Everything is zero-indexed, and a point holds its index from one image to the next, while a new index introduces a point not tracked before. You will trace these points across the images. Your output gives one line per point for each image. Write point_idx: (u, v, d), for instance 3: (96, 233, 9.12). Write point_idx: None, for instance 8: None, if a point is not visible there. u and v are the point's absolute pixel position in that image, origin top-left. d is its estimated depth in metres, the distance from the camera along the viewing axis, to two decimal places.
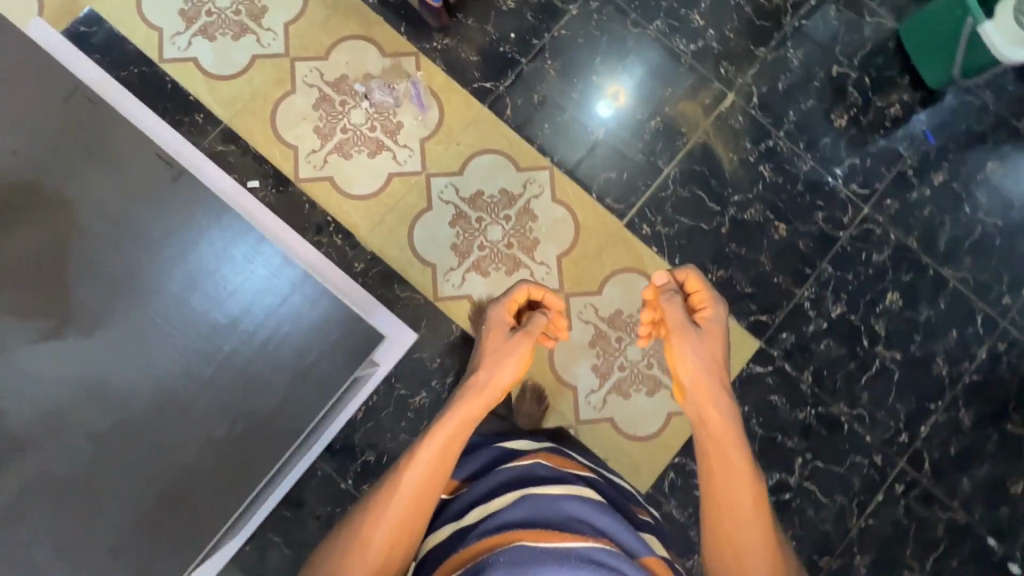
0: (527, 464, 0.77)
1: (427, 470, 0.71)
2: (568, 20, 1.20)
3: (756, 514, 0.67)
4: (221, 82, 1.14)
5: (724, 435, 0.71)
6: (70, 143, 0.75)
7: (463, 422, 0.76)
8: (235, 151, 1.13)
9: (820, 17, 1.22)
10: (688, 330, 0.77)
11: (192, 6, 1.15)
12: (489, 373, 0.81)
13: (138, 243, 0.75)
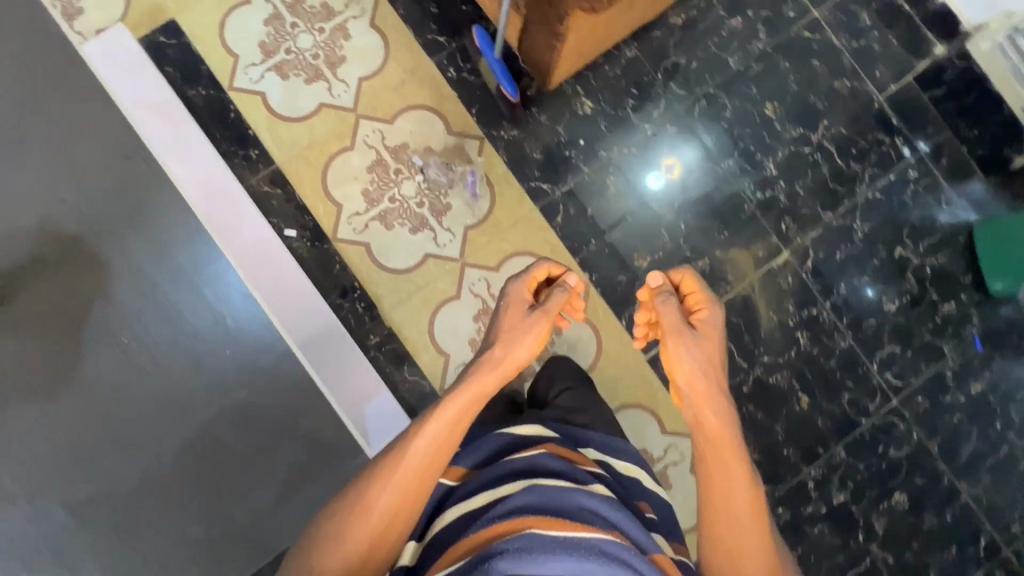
0: (534, 454, 0.66)
1: (435, 442, 0.63)
2: (640, 133, 1.17)
3: (755, 519, 0.62)
4: (283, 121, 1.13)
5: (722, 440, 0.64)
6: (80, 192, 0.74)
7: (476, 397, 0.66)
8: (280, 195, 1.12)
9: (895, 193, 1.18)
10: (682, 331, 0.68)
11: (273, 39, 1.14)
12: (504, 350, 0.69)
13: (146, 296, 0.74)
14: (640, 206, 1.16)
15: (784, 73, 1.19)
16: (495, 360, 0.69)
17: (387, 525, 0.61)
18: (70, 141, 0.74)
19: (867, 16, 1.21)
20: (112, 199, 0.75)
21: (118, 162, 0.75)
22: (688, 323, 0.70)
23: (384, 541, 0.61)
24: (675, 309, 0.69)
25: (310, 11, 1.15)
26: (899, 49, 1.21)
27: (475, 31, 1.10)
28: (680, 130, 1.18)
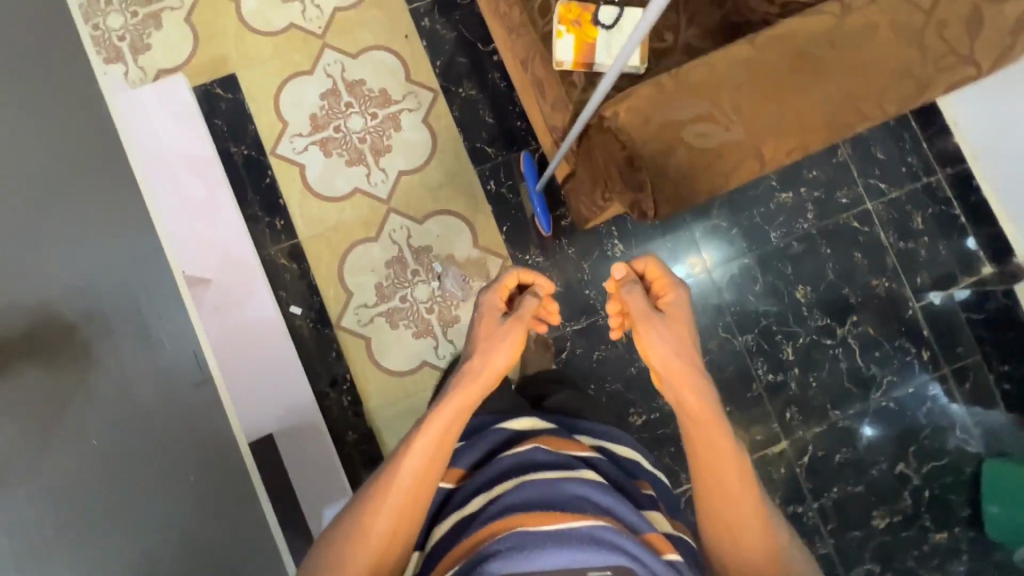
0: (526, 450, 0.65)
1: (428, 454, 0.60)
2: (666, 255, 1.15)
3: (751, 493, 0.57)
4: (315, 198, 1.13)
5: (706, 416, 0.59)
6: (88, 282, 0.73)
7: (462, 407, 0.64)
8: (295, 270, 1.11)
9: (910, 404, 1.14)
10: (652, 316, 0.66)
11: (325, 113, 1.14)
12: (483, 361, 0.69)
13: (121, 399, 0.72)
14: None
15: (823, 258, 1.16)
16: (474, 371, 0.68)
17: (388, 547, 0.57)
18: (97, 229, 0.75)
19: (920, 219, 1.17)
20: (119, 295, 0.75)
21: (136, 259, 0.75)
22: (655, 309, 0.68)
23: (386, 560, 0.57)
24: (640, 294, 0.68)
25: (367, 94, 1.15)
26: (948, 260, 1.17)
27: (522, 158, 1.09)
28: (709, 233, 1.16)
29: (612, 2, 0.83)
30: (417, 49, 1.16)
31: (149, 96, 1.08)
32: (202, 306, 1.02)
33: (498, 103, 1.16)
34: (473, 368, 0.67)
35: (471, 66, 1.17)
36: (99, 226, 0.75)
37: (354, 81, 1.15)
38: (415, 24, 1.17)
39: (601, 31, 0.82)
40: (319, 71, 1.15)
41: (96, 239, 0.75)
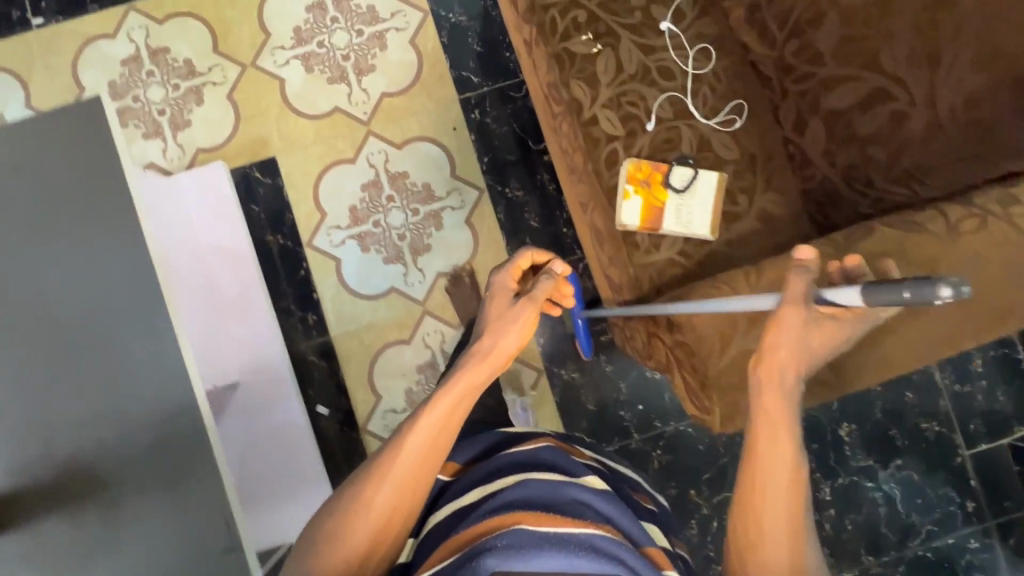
0: (528, 447, 0.64)
1: (431, 436, 0.58)
2: None
3: (795, 500, 0.50)
4: (351, 295, 1.09)
5: (779, 418, 0.53)
6: (120, 430, 0.72)
7: (467, 389, 0.61)
8: (324, 368, 1.08)
9: (948, 554, 1.09)
10: (799, 311, 0.54)
11: (365, 206, 1.10)
12: (491, 340, 0.65)
13: (141, 554, 0.71)
14: (689, 444, 1.10)
15: (873, 394, 1.11)
16: (483, 351, 0.65)
17: (385, 525, 0.55)
18: (126, 377, 0.72)
19: (981, 362, 1.11)
20: (145, 441, 0.72)
21: (168, 414, 0.72)
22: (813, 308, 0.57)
23: (382, 536, 0.55)
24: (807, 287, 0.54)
25: (410, 188, 1.11)
26: (1005, 407, 1.11)
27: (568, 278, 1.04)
28: None
29: (684, 161, 0.77)
30: (465, 144, 1.11)
31: (187, 185, 1.04)
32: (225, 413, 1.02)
33: (546, 207, 1.11)
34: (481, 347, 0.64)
35: (522, 165, 1.11)
36: (129, 371, 0.72)
37: (397, 172, 1.11)
38: (464, 115, 1.11)
39: (670, 193, 0.76)
40: (362, 160, 1.11)
41: (130, 390, 0.72)
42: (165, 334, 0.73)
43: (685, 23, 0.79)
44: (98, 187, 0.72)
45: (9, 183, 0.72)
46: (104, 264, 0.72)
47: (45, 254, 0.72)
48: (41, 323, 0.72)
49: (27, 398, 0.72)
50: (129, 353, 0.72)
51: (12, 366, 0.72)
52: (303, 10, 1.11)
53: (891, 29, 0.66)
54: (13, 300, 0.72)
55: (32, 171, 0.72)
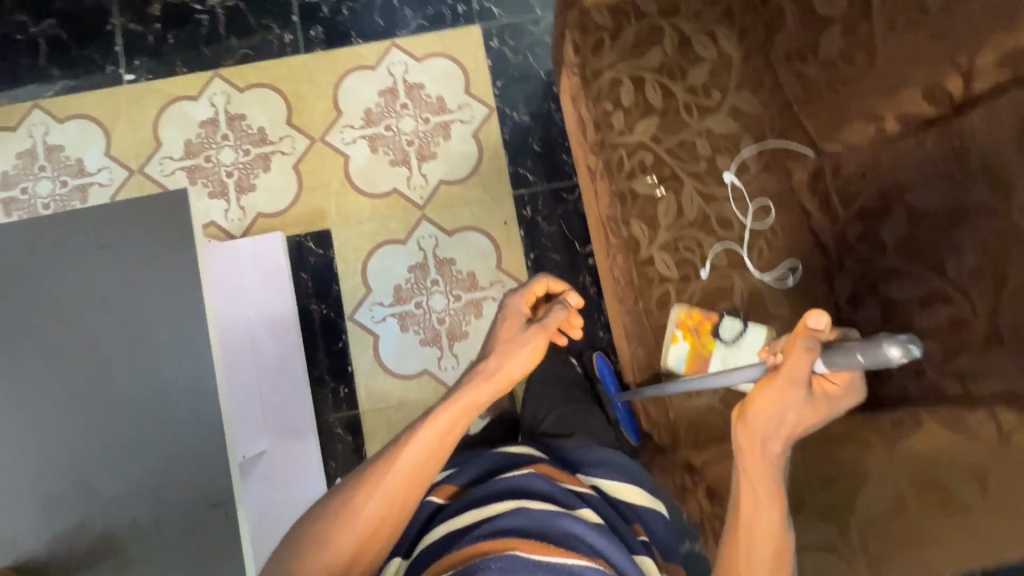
0: (520, 476, 0.61)
1: (427, 449, 0.58)
2: None
3: (774, 551, 0.55)
4: (384, 373, 1.11)
5: (763, 484, 0.57)
6: (151, 510, 0.73)
7: (464, 407, 0.60)
8: (348, 442, 1.09)
9: None
10: (791, 386, 0.55)
11: (410, 286, 1.13)
12: (497, 361, 0.64)
13: None
14: None
15: None
16: (487, 372, 0.63)
17: (371, 535, 0.55)
18: (165, 462, 0.73)
19: None
20: (172, 522, 0.73)
21: (200, 500, 0.73)
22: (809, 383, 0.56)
23: (368, 546, 0.55)
24: (811, 365, 0.53)
25: (455, 274, 1.13)
26: None
27: (597, 360, 1.05)
28: None
29: (735, 314, 0.78)
30: (513, 237, 1.14)
31: (244, 251, 1.08)
32: (249, 478, 1.03)
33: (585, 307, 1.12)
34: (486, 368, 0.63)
35: (565, 265, 1.13)
36: (170, 453, 0.74)
37: (444, 257, 1.14)
38: (516, 210, 1.15)
39: (719, 343, 0.78)
40: (412, 242, 1.14)
41: (168, 474, 0.73)
42: (209, 424, 0.74)
43: (747, 177, 0.81)
44: (171, 268, 0.76)
45: (90, 259, 0.76)
46: (164, 344, 0.75)
47: (109, 331, 0.75)
48: (96, 399, 0.74)
49: (69, 472, 0.73)
50: (173, 435, 0.74)
51: (60, 439, 0.74)
52: (375, 94, 1.17)
53: (960, 235, 0.62)
54: (73, 374, 0.75)
55: (113, 247, 0.76)
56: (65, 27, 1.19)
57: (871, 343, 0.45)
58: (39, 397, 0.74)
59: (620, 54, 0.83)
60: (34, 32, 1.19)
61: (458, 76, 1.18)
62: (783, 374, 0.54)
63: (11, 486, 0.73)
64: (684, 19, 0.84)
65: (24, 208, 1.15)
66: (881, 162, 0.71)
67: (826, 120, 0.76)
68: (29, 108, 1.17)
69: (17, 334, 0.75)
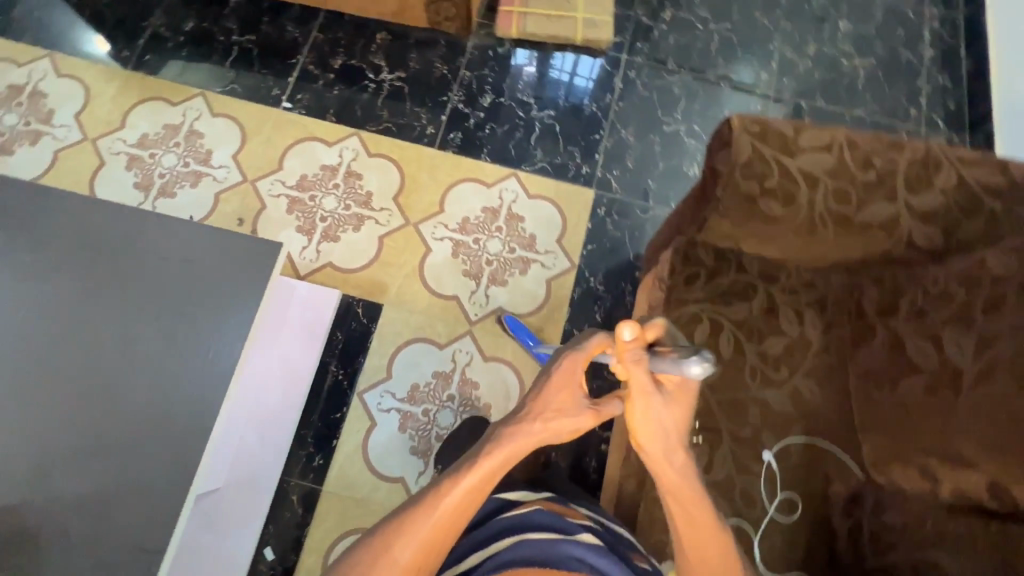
0: (525, 513, 0.62)
1: (464, 503, 0.54)
2: None
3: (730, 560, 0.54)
4: (363, 462, 1.09)
5: (688, 497, 0.53)
6: (89, 520, 0.72)
7: (505, 463, 0.54)
8: (297, 515, 1.05)
9: None
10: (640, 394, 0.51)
11: (427, 390, 1.13)
12: (542, 422, 0.55)
13: None
14: None
15: None
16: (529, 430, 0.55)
17: None
18: (127, 483, 0.74)
19: None
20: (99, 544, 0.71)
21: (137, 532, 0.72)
22: (657, 383, 0.51)
23: None
24: (647, 365, 0.50)
25: (472, 399, 1.13)
26: None
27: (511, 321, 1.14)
28: None
29: None
30: None
31: (299, 298, 1.13)
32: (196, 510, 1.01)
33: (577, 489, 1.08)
34: (529, 428, 0.54)
35: (576, 441, 1.13)
36: (138, 471, 0.74)
37: (470, 378, 1.14)
38: None
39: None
40: (448, 351, 1.16)
41: (123, 495, 0.73)
42: (186, 467, 0.75)
43: (784, 463, 0.79)
44: (233, 306, 0.81)
45: (172, 268, 0.81)
46: (191, 369, 0.78)
47: (150, 337, 0.79)
48: (102, 393, 0.76)
49: (38, 450, 0.73)
50: (151, 457, 0.75)
51: (52, 415, 0.75)
52: (478, 208, 1.25)
53: None
54: (97, 360, 0.77)
55: (197, 266, 0.82)
56: (259, 45, 1.36)
57: (682, 361, 0.47)
58: (57, 368, 0.77)
59: (710, 294, 0.86)
60: (234, 39, 1.36)
61: (557, 224, 1.25)
62: (631, 391, 0.51)
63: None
64: (779, 290, 0.86)
65: (143, 169, 1.25)
66: (926, 530, 0.69)
67: (883, 453, 0.75)
68: (194, 94, 1.31)
69: (74, 304, 0.79)
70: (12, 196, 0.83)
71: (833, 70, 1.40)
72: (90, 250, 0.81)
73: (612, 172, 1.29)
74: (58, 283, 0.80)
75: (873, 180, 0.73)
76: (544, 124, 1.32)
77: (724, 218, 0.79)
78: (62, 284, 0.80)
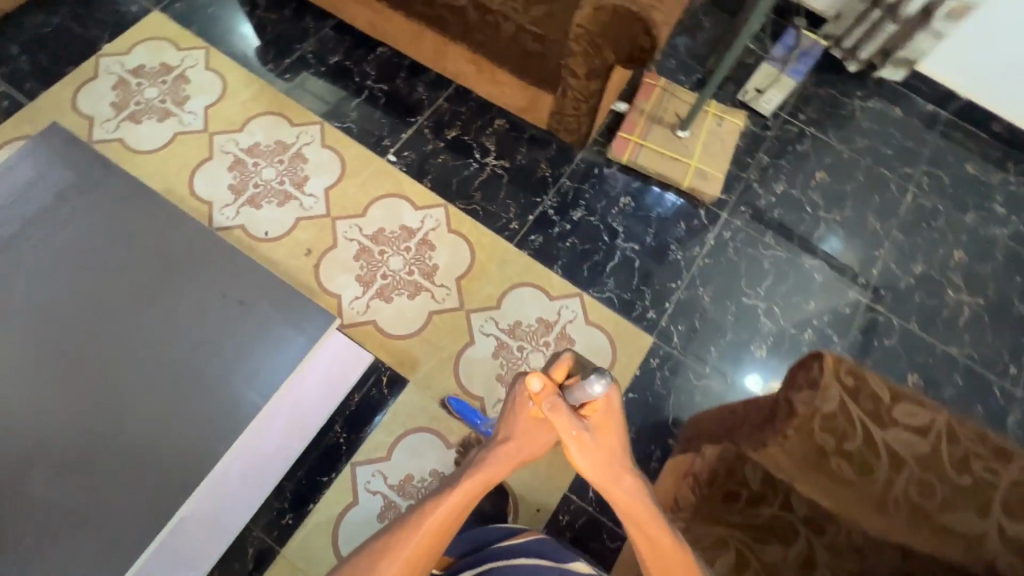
0: (518, 542, 0.68)
1: (433, 529, 0.57)
2: None
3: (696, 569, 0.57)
4: (330, 539, 1.03)
5: (640, 512, 0.56)
6: (54, 529, 0.73)
7: (470, 494, 0.58)
8: (246, 568, 1.00)
9: None
10: (571, 429, 0.54)
11: (419, 485, 1.08)
12: (497, 457, 0.58)
13: None
14: None
15: None
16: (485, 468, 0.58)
17: None
18: (98, 504, 0.74)
19: None
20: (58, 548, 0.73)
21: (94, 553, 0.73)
22: (581, 415, 0.54)
23: None
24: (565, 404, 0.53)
25: None
26: None
27: (452, 402, 1.12)
28: None
29: None
30: (533, 527, 1.07)
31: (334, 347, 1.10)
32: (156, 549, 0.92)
33: None
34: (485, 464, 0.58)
35: None
36: (117, 499, 0.75)
37: None
38: (555, 506, 1.10)
39: None
40: (453, 452, 1.10)
41: (85, 523, 0.74)
42: (156, 514, 0.75)
43: None
44: (270, 372, 0.83)
45: (225, 311, 0.84)
46: (206, 418, 0.79)
47: (179, 371, 0.81)
48: (110, 406, 0.78)
49: (28, 447, 0.75)
50: (136, 493, 0.75)
51: (61, 413, 0.77)
52: (534, 317, 1.22)
53: None
54: (118, 372, 0.79)
55: (248, 314, 0.85)
56: (387, 96, 1.42)
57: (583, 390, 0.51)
58: (78, 368, 0.79)
59: (744, 522, 0.79)
60: (367, 83, 1.43)
61: (605, 360, 1.20)
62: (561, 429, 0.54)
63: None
64: (824, 545, 0.77)
65: (243, 174, 1.31)
66: None
67: None
68: (314, 122, 1.38)
69: (125, 311, 0.82)
70: (118, 190, 0.88)
71: (936, 298, 1.33)
72: (157, 263, 0.85)
73: (676, 326, 1.24)
74: (117, 287, 0.83)
75: (965, 486, 0.66)
76: (624, 256, 1.30)
77: (789, 458, 0.70)
78: (122, 287, 0.83)
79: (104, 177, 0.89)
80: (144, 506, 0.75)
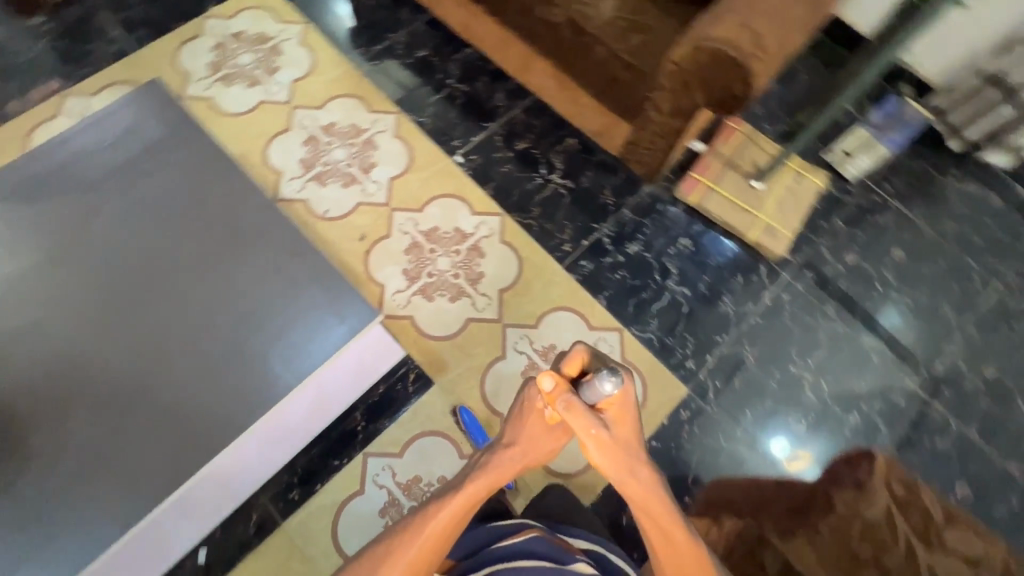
0: (519, 541, 0.62)
1: (442, 525, 0.55)
2: None
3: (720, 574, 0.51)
4: (331, 522, 1.04)
5: (657, 510, 0.51)
6: (86, 464, 0.77)
7: (480, 492, 0.55)
8: (247, 532, 1.02)
9: None
10: (586, 428, 0.50)
11: (425, 488, 1.07)
12: (509, 457, 0.56)
13: None
14: None
15: None
16: (495, 467, 0.56)
17: None
18: (128, 449, 0.77)
19: None
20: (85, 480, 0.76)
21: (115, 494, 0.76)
22: (596, 415, 0.51)
23: None
24: (579, 402, 0.50)
25: None
26: None
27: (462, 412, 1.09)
28: None
29: None
30: None
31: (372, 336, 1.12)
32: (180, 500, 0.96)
33: None
34: (496, 464, 0.56)
35: None
36: (145, 450, 0.77)
37: None
38: None
39: None
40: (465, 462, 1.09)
41: (113, 465, 0.77)
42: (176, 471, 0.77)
43: None
44: (306, 356, 0.84)
45: (277, 290, 0.86)
46: (239, 390, 0.81)
47: (225, 339, 0.83)
48: (158, 359, 0.81)
49: (82, 382, 0.80)
50: (162, 449, 0.78)
51: (117, 355, 0.81)
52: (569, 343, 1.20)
53: None
54: (173, 328, 0.83)
55: (295, 297, 0.86)
56: (466, 97, 1.43)
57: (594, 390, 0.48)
58: (139, 317, 0.83)
59: None
60: (448, 82, 1.44)
61: None
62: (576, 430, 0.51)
63: (43, 354, 0.81)
64: None
65: (315, 150, 1.34)
66: None
67: None
68: (391, 111, 1.40)
69: (190, 271, 0.86)
70: (203, 152, 0.92)
71: (1004, 407, 1.23)
72: (225, 231, 0.89)
73: (714, 381, 1.20)
74: (187, 247, 0.87)
75: None
76: (673, 299, 1.26)
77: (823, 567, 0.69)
78: (191, 249, 0.87)
79: (194, 138, 0.93)
80: (166, 463, 0.77)
